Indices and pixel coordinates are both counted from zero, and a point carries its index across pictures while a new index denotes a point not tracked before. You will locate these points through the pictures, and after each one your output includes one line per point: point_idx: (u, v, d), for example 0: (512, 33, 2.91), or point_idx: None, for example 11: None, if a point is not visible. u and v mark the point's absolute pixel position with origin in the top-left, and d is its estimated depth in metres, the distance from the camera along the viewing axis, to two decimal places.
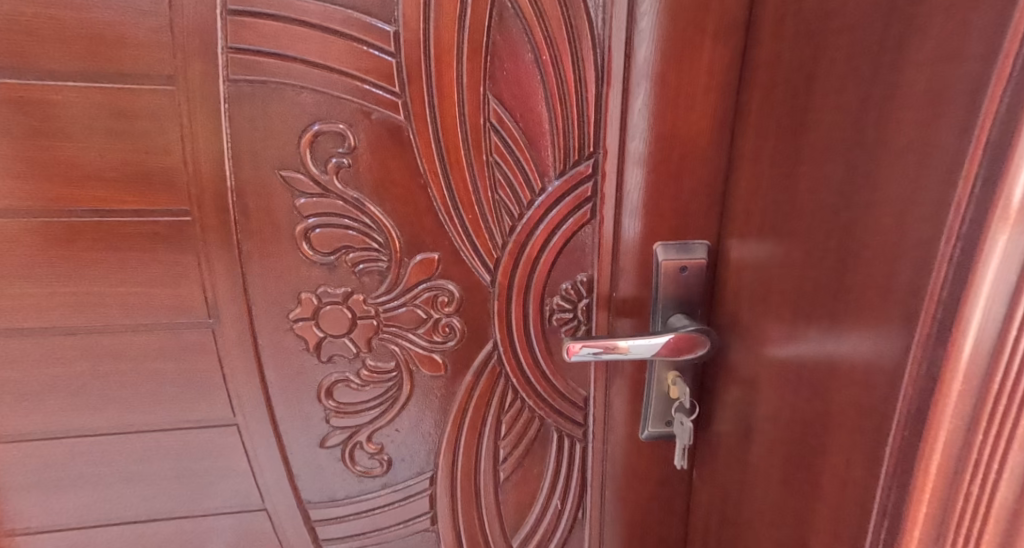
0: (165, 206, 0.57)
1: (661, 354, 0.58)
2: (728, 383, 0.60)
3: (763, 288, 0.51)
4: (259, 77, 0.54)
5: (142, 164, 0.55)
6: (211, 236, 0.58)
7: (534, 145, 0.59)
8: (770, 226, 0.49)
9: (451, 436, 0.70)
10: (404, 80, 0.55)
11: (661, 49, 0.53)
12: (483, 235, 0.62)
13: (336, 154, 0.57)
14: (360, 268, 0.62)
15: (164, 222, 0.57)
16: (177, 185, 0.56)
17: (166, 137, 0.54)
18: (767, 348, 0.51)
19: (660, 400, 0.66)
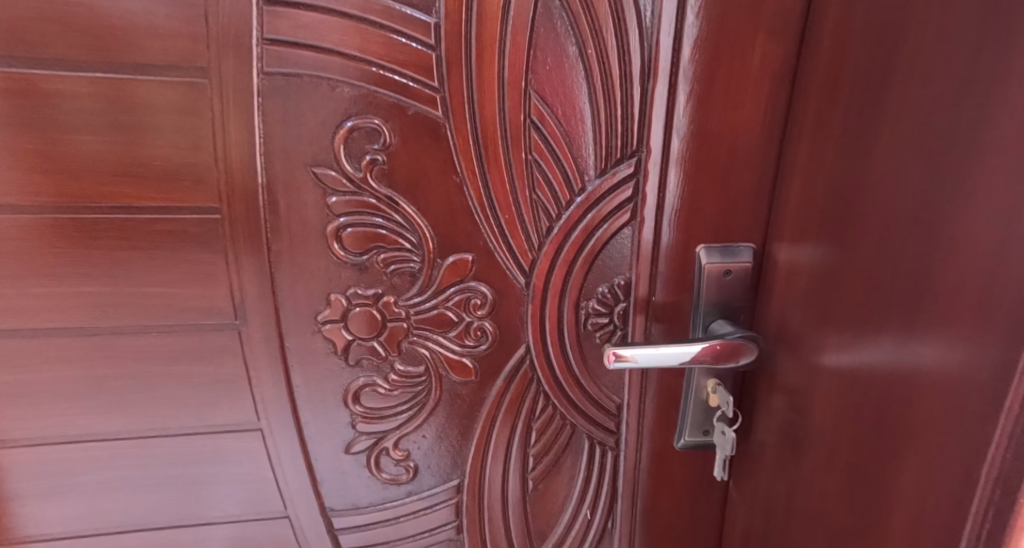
0: (193, 203, 0.55)
1: (701, 358, 0.55)
2: (772, 392, 0.57)
3: (820, 293, 0.49)
4: (294, 69, 0.52)
5: (170, 160, 0.53)
6: (239, 235, 0.56)
7: (575, 142, 0.56)
8: (830, 229, 0.47)
9: (479, 443, 0.68)
10: (443, 74, 0.53)
11: (712, 44, 0.51)
12: (519, 236, 0.60)
13: (371, 150, 0.55)
14: (393, 268, 0.60)
15: (192, 220, 0.55)
16: (206, 181, 0.54)
17: (196, 131, 0.52)
18: (821, 356, 0.49)
19: (698, 409, 0.63)
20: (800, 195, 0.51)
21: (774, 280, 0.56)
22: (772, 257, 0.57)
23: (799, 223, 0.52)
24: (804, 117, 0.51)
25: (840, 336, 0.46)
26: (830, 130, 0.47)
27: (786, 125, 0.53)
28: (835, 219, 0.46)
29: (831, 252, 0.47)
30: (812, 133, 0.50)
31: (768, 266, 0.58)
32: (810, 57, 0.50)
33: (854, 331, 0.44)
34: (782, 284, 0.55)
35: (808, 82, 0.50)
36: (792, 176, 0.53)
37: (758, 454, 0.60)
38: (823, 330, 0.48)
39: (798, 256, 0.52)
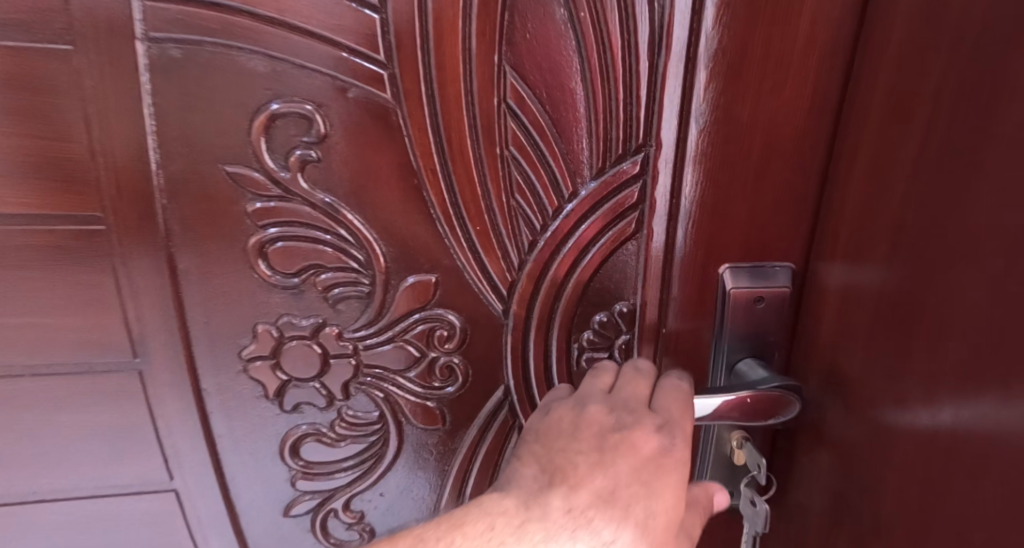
0: (69, 210, 0.42)
1: (731, 417, 0.42)
2: (815, 453, 0.45)
3: (891, 336, 0.36)
4: (193, 34, 0.39)
5: (33, 154, 0.41)
6: (133, 252, 0.44)
7: (566, 134, 0.44)
8: (913, 249, 0.34)
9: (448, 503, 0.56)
10: (391, 44, 0.41)
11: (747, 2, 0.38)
12: (494, 252, 0.47)
13: (301, 144, 0.43)
14: (336, 292, 0.48)
15: (69, 232, 0.43)
16: (83, 182, 0.42)
17: (64, 116, 0.40)
18: (891, 421, 0.36)
19: (719, 467, 0.50)
20: (863, 204, 0.39)
21: (820, 311, 0.44)
22: (817, 281, 0.44)
23: (859, 241, 0.39)
24: (868, 100, 0.38)
25: (925, 398, 0.33)
26: (909, 116, 0.34)
27: (839, 112, 0.41)
28: (921, 236, 0.33)
29: (914, 282, 0.34)
30: (882, 122, 0.37)
31: (812, 293, 0.45)
32: (877, 19, 0.37)
33: (952, 395, 0.31)
34: (830, 318, 0.43)
35: (877, 53, 0.37)
36: (849, 178, 0.40)
37: (795, 528, 0.48)
38: (896, 386, 0.36)
39: (857, 283, 0.39)
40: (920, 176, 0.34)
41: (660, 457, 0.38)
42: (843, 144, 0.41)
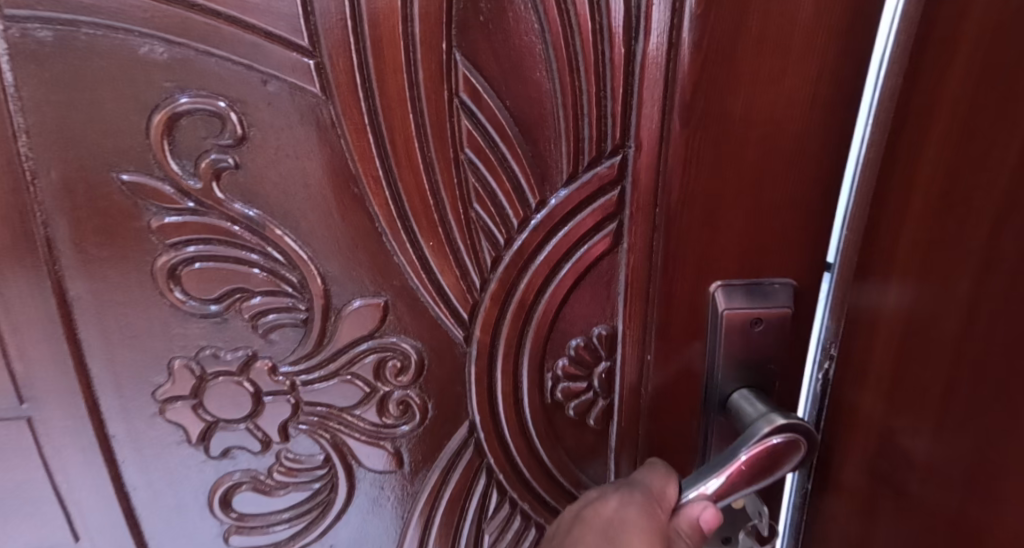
0: None
1: (738, 487, 0.36)
2: (863, 511, 0.39)
3: (964, 386, 0.30)
4: (64, 14, 0.31)
5: None
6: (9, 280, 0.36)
7: (531, 134, 0.37)
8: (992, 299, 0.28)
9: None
10: (316, 28, 0.34)
11: None
12: (452, 271, 0.40)
13: (213, 148, 0.36)
14: (268, 320, 0.40)
15: None
16: None
17: None
18: (961, 477, 0.30)
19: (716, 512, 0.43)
20: (925, 220, 0.33)
21: (867, 350, 0.38)
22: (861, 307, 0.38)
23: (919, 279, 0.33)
24: (932, 97, 0.32)
25: (1004, 461, 0.27)
26: (989, 120, 0.28)
27: (882, 110, 0.34)
28: (1002, 279, 0.27)
29: (995, 318, 0.28)
30: (950, 128, 0.31)
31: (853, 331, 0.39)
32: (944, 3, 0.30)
33: None
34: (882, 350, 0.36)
35: (941, 43, 0.31)
36: (908, 186, 0.34)
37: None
38: (971, 439, 0.29)
39: (920, 315, 0.33)
40: (992, 197, 0.28)
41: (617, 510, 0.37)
42: (892, 149, 0.34)
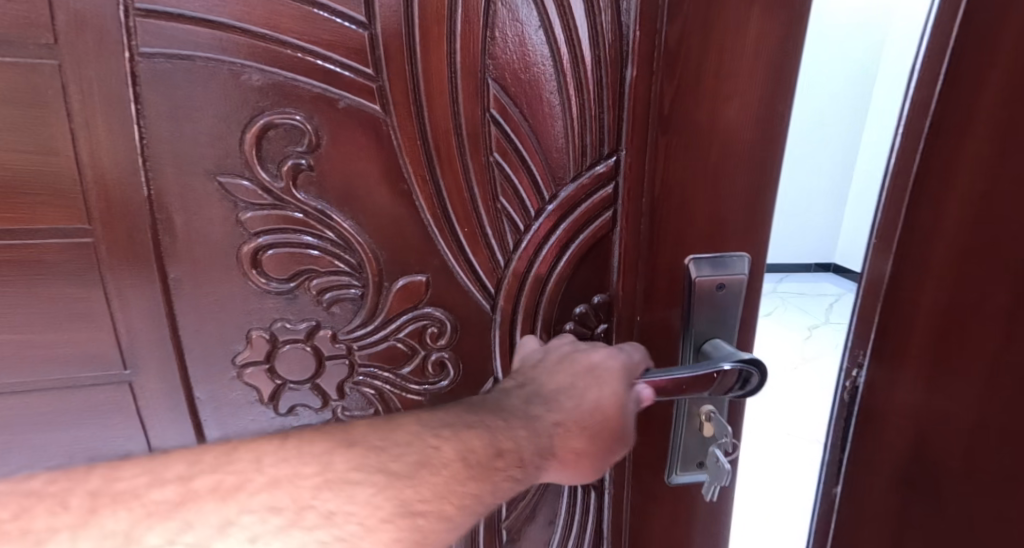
0: (54, 224, 0.42)
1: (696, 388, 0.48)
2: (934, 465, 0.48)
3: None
4: (184, 49, 0.40)
5: (17, 169, 0.40)
6: (122, 264, 0.44)
7: (546, 141, 0.47)
8: None
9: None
10: (380, 59, 0.43)
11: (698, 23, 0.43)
12: (482, 252, 0.50)
13: (293, 154, 0.44)
14: (330, 296, 0.48)
15: (54, 245, 0.42)
16: (68, 195, 0.41)
17: (51, 130, 0.40)
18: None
19: (692, 440, 0.54)
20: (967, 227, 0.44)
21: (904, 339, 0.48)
22: (896, 303, 0.47)
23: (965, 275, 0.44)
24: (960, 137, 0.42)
25: None
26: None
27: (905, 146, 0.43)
28: None
29: None
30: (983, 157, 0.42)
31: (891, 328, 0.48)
32: (964, 68, 0.41)
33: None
34: (925, 332, 0.47)
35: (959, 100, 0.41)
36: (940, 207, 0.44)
37: (911, 530, 0.51)
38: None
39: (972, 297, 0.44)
40: None
41: (597, 362, 0.47)
42: (921, 174, 0.44)
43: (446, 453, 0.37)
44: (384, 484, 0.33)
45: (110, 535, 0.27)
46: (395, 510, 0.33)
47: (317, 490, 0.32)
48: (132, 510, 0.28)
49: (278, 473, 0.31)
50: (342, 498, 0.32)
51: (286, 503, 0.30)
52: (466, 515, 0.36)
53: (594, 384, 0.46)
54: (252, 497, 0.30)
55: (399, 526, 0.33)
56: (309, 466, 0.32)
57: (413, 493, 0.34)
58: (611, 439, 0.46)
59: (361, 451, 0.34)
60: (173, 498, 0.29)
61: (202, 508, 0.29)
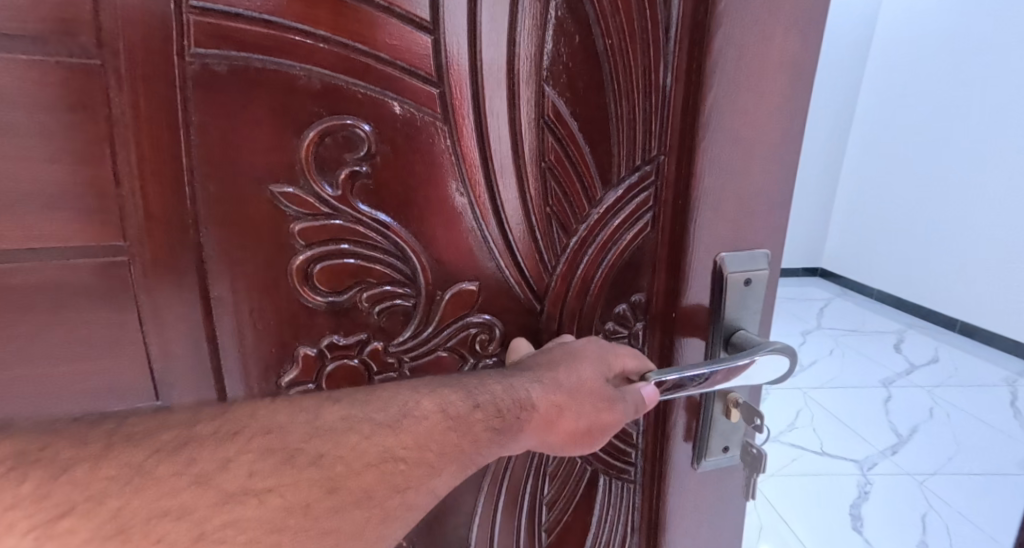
0: (83, 243, 0.37)
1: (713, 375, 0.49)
2: None
3: None
4: (240, 52, 0.37)
5: (39, 184, 0.35)
6: (159, 282, 0.39)
7: (596, 147, 0.48)
8: None
9: (484, 497, 0.57)
10: (443, 65, 0.42)
11: (735, 32, 0.44)
12: (532, 256, 0.50)
13: (353, 162, 0.42)
14: (385, 305, 0.46)
15: (80, 266, 0.37)
16: (101, 209, 0.37)
17: (86, 137, 0.36)
18: None
19: (717, 428, 0.56)
20: None
21: None
22: None
23: None
24: None
25: None
26: None
27: None
28: None
29: None
30: None
31: None
32: None
33: None
34: None
35: None
36: None
37: None
38: None
39: None
40: None
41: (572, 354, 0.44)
42: None
43: (425, 406, 0.37)
44: (368, 432, 0.34)
45: (123, 465, 0.27)
46: (378, 455, 0.34)
47: (307, 437, 0.32)
48: (143, 446, 0.28)
49: (272, 420, 0.32)
50: (333, 443, 0.33)
51: (278, 445, 0.31)
52: (448, 464, 0.36)
53: (569, 367, 0.43)
54: (250, 440, 0.31)
55: (381, 470, 0.33)
56: (299, 414, 0.33)
57: (396, 440, 0.34)
58: (593, 403, 0.43)
59: (345, 405, 0.35)
60: (177, 439, 0.29)
61: (201, 448, 0.29)
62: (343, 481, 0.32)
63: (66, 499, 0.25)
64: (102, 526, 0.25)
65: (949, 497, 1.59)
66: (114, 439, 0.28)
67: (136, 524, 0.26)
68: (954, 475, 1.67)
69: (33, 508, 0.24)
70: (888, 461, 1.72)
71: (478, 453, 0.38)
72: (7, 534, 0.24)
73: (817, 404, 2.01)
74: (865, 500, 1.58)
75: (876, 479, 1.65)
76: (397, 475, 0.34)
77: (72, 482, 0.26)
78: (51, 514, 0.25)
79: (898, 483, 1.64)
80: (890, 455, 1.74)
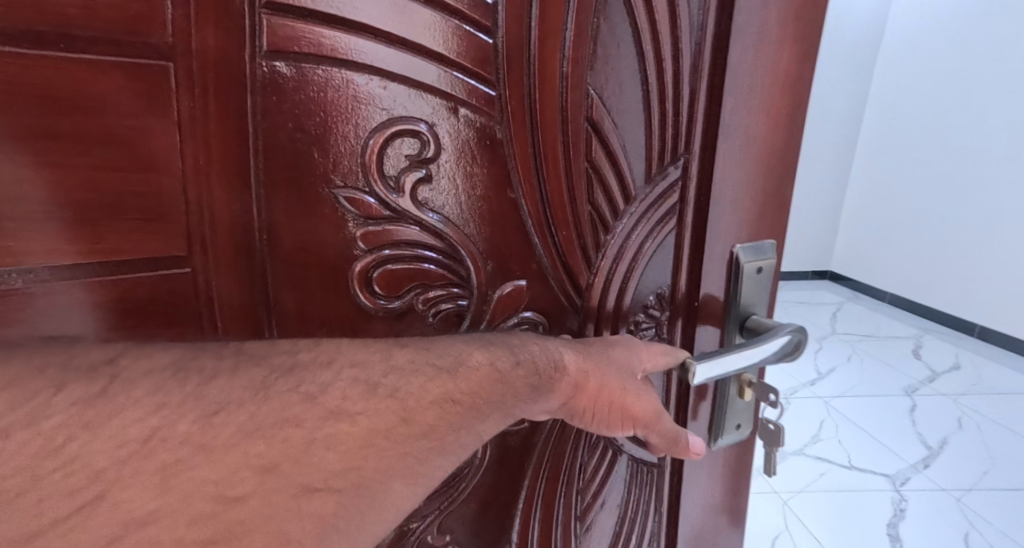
0: (148, 251, 0.39)
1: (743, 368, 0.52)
2: None
3: None
4: (305, 55, 0.40)
5: (114, 192, 0.37)
6: (222, 284, 0.42)
7: (626, 151, 0.52)
8: None
9: (525, 499, 0.55)
10: (501, 66, 0.46)
11: (748, 46, 0.50)
12: (575, 253, 0.53)
13: (414, 164, 0.45)
14: (442, 308, 0.49)
15: (145, 276, 0.39)
16: (169, 217, 0.39)
17: (162, 147, 0.38)
18: None
19: (731, 405, 0.58)
20: None
21: None
22: None
23: None
24: None
25: None
26: None
27: None
28: None
29: None
30: None
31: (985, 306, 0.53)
32: None
33: None
34: None
35: None
36: None
37: None
38: None
39: None
40: None
41: (611, 343, 0.46)
42: None
43: (477, 359, 0.37)
44: (433, 375, 0.35)
45: (253, 378, 0.29)
46: (442, 396, 0.34)
47: (385, 372, 0.33)
48: (264, 365, 0.30)
49: (356, 354, 0.33)
50: (403, 381, 0.33)
51: (361, 378, 0.32)
52: (494, 411, 0.37)
53: (607, 350, 0.45)
54: (342, 370, 0.32)
55: (443, 408, 0.34)
56: (375, 355, 0.34)
57: (454, 385, 0.35)
58: (617, 366, 0.44)
59: (415, 351, 0.36)
60: (285, 365, 0.31)
61: (313, 374, 0.31)
62: (416, 413, 0.33)
63: (220, 396, 0.28)
64: (243, 425, 0.28)
65: (988, 514, 1.61)
66: (243, 352, 0.30)
67: (267, 424, 0.28)
68: (992, 492, 1.68)
69: (184, 422, 0.27)
70: (920, 477, 1.74)
71: (522, 404, 0.39)
72: (181, 420, 0.27)
73: (839, 416, 2.05)
74: (903, 519, 1.59)
75: (911, 495, 1.67)
76: (457, 414, 0.35)
77: (222, 408, 0.27)
78: (209, 408, 0.27)
79: (934, 499, 1.66)
80: (923, 471, 1.77)
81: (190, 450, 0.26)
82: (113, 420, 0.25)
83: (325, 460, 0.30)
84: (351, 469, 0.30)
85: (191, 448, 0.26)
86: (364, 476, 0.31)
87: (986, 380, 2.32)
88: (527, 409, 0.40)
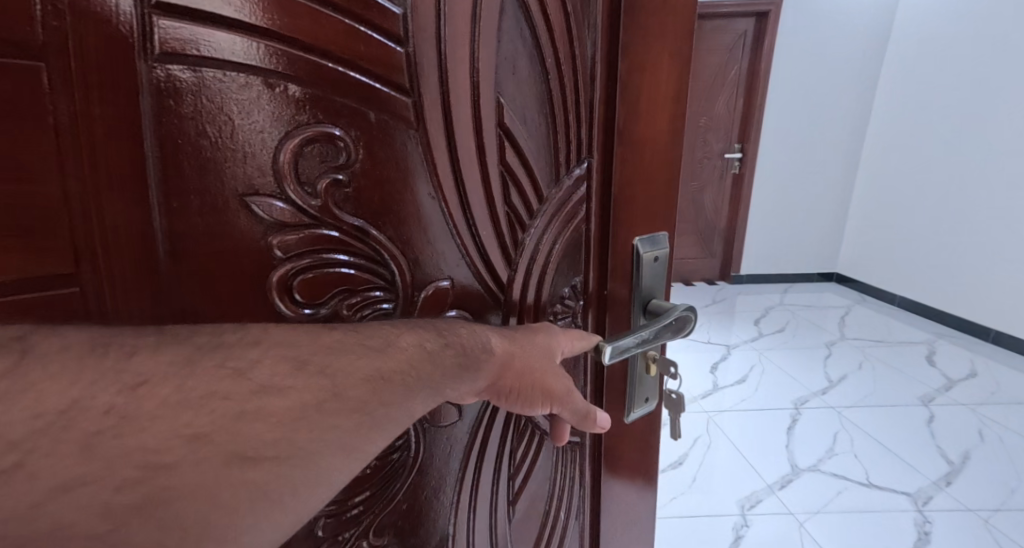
0: (35, 265, 0.36)
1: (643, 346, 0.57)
2: None
3: None
4: (203, 59, 0.39)
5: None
6: (123, 301, 0.39)
7: (535, 152, 0.56)
8: None
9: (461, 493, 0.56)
10: (415, 76, 0.48)
11: (632, 58, 0.56)
12: (495, 251, 0.55)
13: (330, 170, 0.45)
14: (367, 311, 0.49)
15: (31, 293, 0.36)
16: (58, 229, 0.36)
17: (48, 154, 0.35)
18: None
19: (641, 380, 0.62)
20: None
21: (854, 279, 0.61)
22: None
23: None
24: None
25: None
26: None
27: None
28: None
29: None
30: None
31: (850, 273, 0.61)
32: None
33: None
34: None
35: None
36: None
37: None
38: None
39: None
40: None
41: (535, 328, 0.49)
42: None
43: (404, 342, 0.40)
44: (361, 354, 0.37)
45: (174, 356, 0.31)
46: (372, 375, 0.37)
47: (315, 351, 0.36)
48: (185, 345, 0.32)
49: (282, 337, 0.36)
50: (332, 360, 0.36)
51: (291, 356, 0.35)
52: (421, 390, 0.40)
53: (531, 336, 0.48)
54: (268, 348, 0.34)
55: (372, 386, 0.37)
56: (303, 338, 0.36)
57: (384, 364, 0.38)
58: (541, 350, 0.47)
59: (343, 331, 0.38)
60: (210, 343, 0.33)
61: (238, 353, 0.33)
62: (344, 389, 0.36)
63: (142, 370, 0.30)
64: (169, 396, 0.30)
65: (1012, 532, 1.66)
66: (164, 335, 0.32)
67: (193, 396, 0.31)
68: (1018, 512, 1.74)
69: (106, 392, 0.29)
70: (944, 495, 1.81)
71: (451, 385, 0.42)
72: (99, 392, 0.29)
73: (854, 428, 2.16)
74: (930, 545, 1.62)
75: (935, 516, 1.72)
76: (385, 391, 0.37)
77: (142, 382, 0.30)
78: (131, 381, 0.29)
79: (961, 520, 1.71)
80: (944, 487, 1.84)
81: (113, 421, 0.29)
82: (31, 391, 0.27)
83: (253, 431, 0.32)
84: (282, 440, 0.33)
85: (113, 417, 0.29)
86: (295, 445, 0.33)
87: (992, 390, 2.45)
88: (457, 390, 0.42)
